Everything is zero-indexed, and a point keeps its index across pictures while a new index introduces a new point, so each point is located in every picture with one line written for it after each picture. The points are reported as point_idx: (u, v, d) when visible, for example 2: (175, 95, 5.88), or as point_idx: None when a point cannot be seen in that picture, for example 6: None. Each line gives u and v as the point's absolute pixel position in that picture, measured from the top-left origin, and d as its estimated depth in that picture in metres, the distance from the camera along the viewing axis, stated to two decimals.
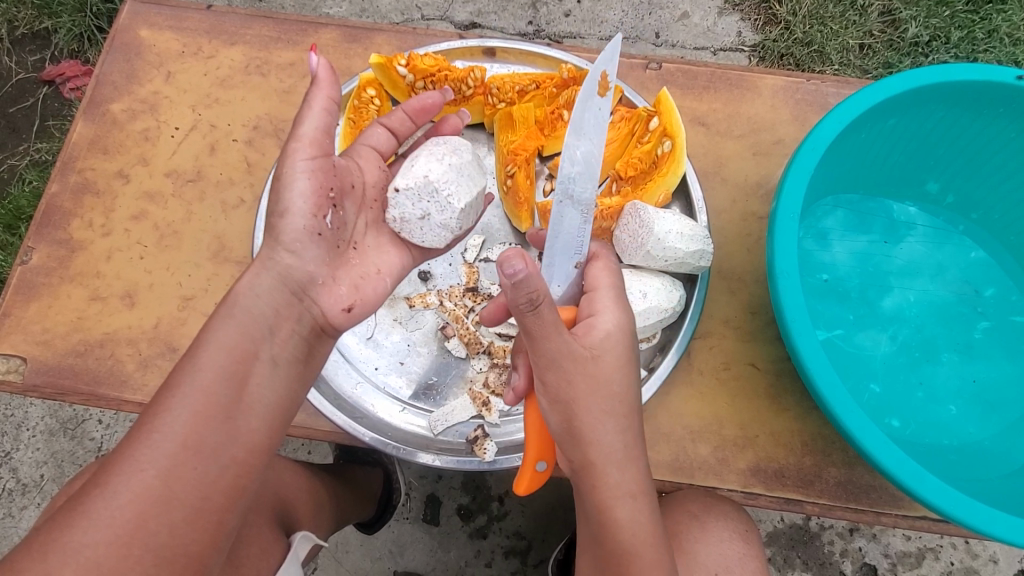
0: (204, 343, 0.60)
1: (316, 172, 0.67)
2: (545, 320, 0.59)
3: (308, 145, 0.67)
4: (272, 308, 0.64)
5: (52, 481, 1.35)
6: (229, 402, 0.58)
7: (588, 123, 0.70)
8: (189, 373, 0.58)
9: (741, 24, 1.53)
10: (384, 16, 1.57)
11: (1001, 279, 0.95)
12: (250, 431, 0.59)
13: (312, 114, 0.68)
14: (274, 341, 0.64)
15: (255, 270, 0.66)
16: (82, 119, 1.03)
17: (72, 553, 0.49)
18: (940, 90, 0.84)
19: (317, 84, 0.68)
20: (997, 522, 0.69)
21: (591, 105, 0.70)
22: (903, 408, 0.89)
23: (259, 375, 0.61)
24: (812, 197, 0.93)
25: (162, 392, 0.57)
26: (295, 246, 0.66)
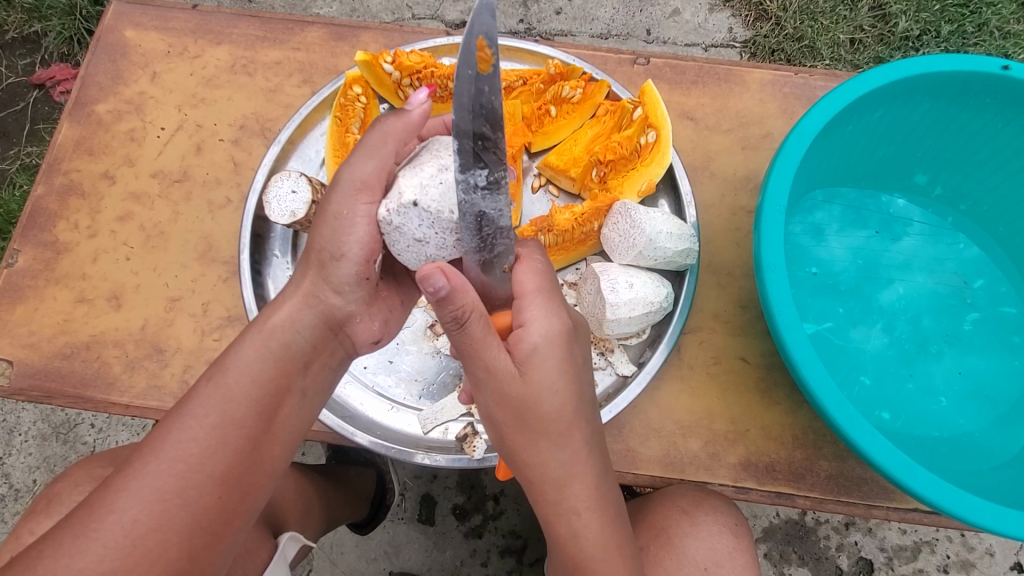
0: (229, 360, 0.60)
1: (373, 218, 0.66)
2: (473, 335, 0.58)
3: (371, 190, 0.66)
4: (307, 342, 0.64)
5: (43, 485, 1.35)
6: (253, 429, 0.58)
7: (468, 97, 0.58)
8: (218, 392, 0.58)
9: (733, 20, 1.53)
10: (375, 15, 1.56)
11: (991, 272, 0.95)
12: (265, 456, 0.60)
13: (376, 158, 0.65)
14: (306, 375, 0.64)
15: (296, 300, 0.64)
16: (68, 120, 1.03)
17: (52, 562, 0.49)
18: (928, 81, 0.84)
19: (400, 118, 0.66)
20: (989, 514, 0.69)
21: (463, 86, 0.58)
22: (894, 401, 0.89)
23: (288, 407, 0.62)
24: (799, 190, 0.93)
25: (182, 406, 0.57)
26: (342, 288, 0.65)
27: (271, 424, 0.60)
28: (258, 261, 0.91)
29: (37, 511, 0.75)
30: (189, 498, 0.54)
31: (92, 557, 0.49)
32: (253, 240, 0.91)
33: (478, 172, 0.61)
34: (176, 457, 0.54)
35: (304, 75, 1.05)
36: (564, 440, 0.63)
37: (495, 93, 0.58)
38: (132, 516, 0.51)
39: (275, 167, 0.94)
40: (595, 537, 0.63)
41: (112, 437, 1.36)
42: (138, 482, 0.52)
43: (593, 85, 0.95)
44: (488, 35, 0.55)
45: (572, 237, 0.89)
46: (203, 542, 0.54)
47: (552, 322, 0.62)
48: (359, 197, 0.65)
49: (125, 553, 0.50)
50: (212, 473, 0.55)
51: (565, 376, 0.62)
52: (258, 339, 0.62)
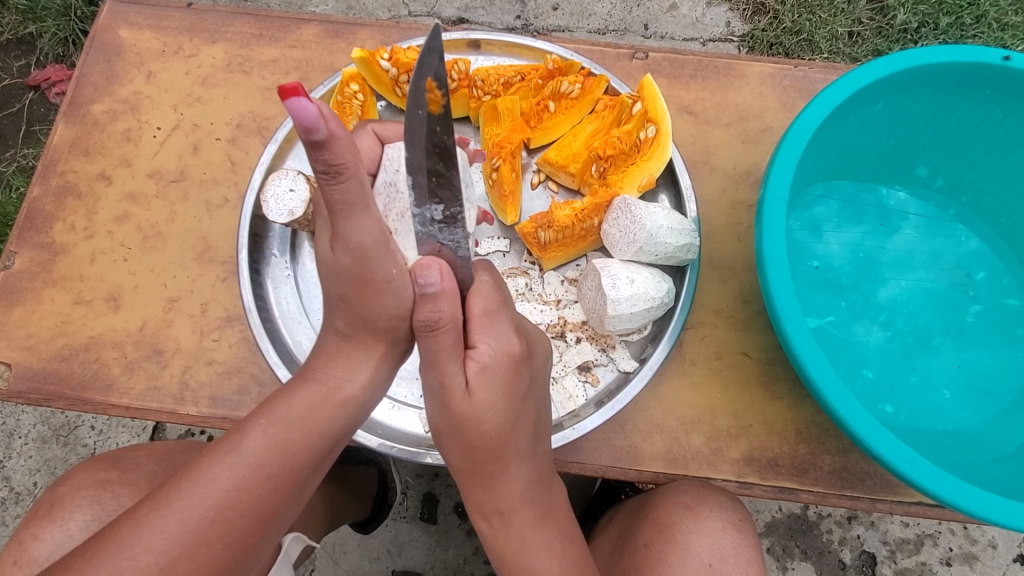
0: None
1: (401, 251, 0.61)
2: (441, 344, 0.59)
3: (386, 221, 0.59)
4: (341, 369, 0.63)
5: (44, 488, 1.34)
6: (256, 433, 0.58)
7: (421, 136, 0.55)
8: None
9: (730, 14, 1.53)
10: (371, 13, 1.55)
11: (993, 263, 0.95)
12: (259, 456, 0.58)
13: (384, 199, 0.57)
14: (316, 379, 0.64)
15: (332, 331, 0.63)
16: (63, 120, 1.02)
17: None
18: (929, 72, 0.83)
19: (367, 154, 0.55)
20: (991, 506, 0.68)
21: (412, 124, 0.54)
22: (896, 394, 0.88)
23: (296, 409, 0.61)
24: (800, 184, 0.93)
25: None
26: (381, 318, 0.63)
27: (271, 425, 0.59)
28: (257, 261, 0.91)
29: (38, 515, 0.74)
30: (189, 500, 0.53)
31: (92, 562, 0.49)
32: (252, 239, 0.90)
33: (433, 206, 0.59)
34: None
35: (301, 73, 1.04)
36: (504, 455, 0.64)
37: (448, 133, 0.55)
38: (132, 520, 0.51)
39: (272, 165, 0.93)
40: (526, 541, 0.67)
41: (112, 439, 1.36)
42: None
43: (591, 80, 0.95)
44: (438, 75, 0.52)
45: (571, 233, 0.89)
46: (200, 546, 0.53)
47: (502, 343, 0.64)
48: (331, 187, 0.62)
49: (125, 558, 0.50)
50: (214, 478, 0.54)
51: (507, 399, 0.63)
52: None
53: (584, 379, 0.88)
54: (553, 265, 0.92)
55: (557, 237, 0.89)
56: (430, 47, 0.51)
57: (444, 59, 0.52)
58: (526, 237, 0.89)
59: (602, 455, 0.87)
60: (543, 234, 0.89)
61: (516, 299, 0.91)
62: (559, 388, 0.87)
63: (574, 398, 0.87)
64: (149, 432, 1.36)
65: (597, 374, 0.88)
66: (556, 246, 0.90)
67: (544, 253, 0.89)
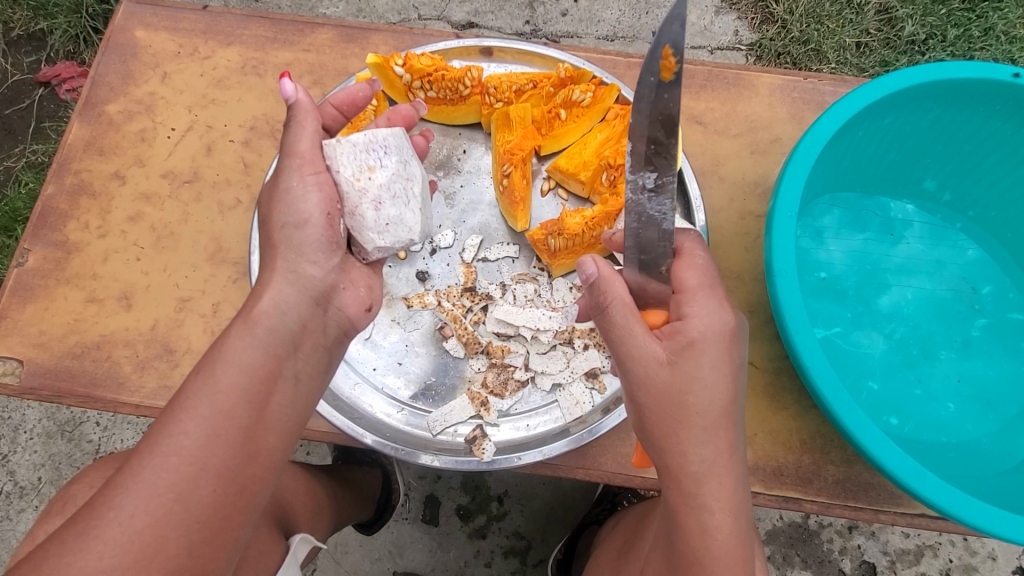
0: (223, 355, 0.58)
1: (323, 187, 0.69)
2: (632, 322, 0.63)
3: (310, 161, 0.69)
4: (296, 321, 0.63)
5: (50, 483, 1.35)
6: (248, 422, 0.57)
7: (649, 102, 0.66)
8: (210, 386, 0.56)
9: (739, 23, 1.53)
10: (381, 16, 1.56)
11: (998, 277, 0.95)
12: (265, 452, 0.58)
13: (307, 134, 0.69)
14: (297, 358, 0.63)
15: (273, 290, 0.63)
16: (78, 119, 1.03)
17: (59, 561, 0.48)
18: (939, 87, 0.84)
19: (301, 110, 0.69)
20: (995, 519, 0.69)
21: (643, 89, 0.65)
22: (901, 406, 0.89)
23: (279, 396, 0.60)
24: (809, 195, 0.93)
25: (178, 407, 0.55)
26: (313, 254, 0.66)
27: (264, 416, 0.58)
28: None
29: (53, 511, 0.75)
30: (194, 499, 0.53)
31: (98, 556, 0.49)
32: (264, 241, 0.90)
33: (647, 175, 0.68)
34: (180, 457, 0.53)
35: (315, 77, 1.05)
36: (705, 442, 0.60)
37: (673, 96, 0.65)
38: (135, 514, 0.51)
39: None
40: None
41: (119, 436, 1.37)
42: (144, 482, 0.52)
43: (603, 88, 0.95)
44: (674, 45, 0.63)
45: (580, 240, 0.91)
46: (205, 542, 0.53)
47: (712, 319, 0.62)
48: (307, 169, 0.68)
49: (128, 553, 0.50)
50: (213, 471, 0.54)
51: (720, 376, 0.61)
52: (244, 329, 0.60)
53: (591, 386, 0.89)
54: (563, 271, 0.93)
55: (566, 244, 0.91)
56: (672, 18, 0.62)
57: (678, 30, 0.62)
58: (536, 243, 0.91)
59: (607, 461, 0.88)
60: (552, 241, 0.90)
61: (525, 305, 0.93)
62: (567, 393, 0.89)
63: (581, 404, 0.88)
64: None
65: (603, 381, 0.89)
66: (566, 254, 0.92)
67: (554, 259, 0.92)
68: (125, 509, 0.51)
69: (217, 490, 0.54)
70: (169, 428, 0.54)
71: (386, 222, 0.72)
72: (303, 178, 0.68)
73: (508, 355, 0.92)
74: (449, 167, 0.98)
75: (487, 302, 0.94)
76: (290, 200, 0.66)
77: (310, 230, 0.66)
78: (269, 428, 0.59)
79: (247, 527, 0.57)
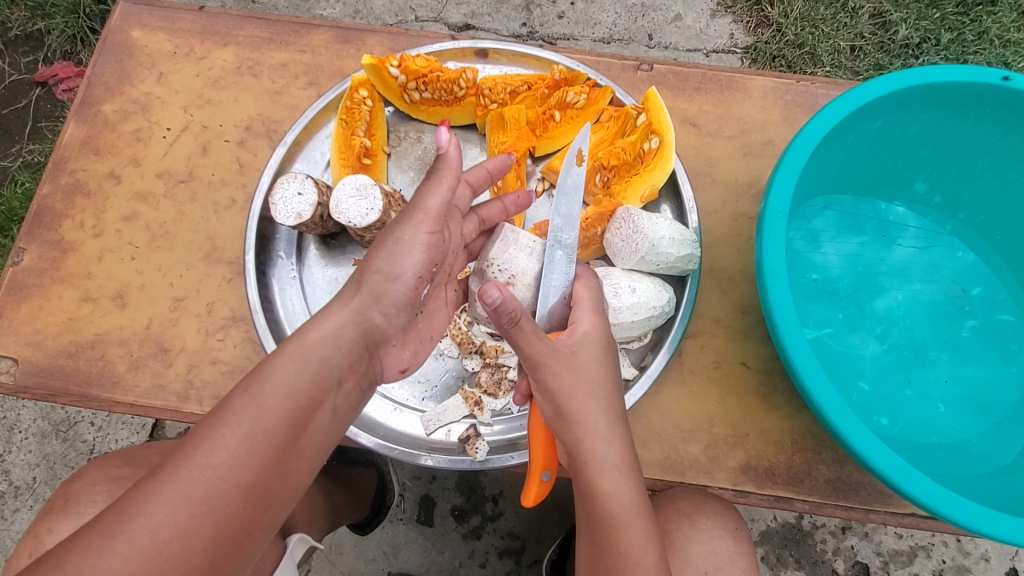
0: (272, 373, 0.58)
1: (429, 247, 0.71)
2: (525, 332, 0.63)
3: (432, 220, 0.70)
4: (344, 358, 0.64)
5: (43, 483, 1.35)
6: (286, 445, 0.57)
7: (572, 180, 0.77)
8: (256, 404, 0.56)
9: (734, 26, 1.54)
10: (378, 17, 1.57)
11: (989, 279, 0.96)
12: (295, 475, 0.58)
13: (440, 189, 0.70)
14: (338, 392, 0.63)
15: (342, 320, 0.65)
16: (74, 119, 1.03)
17: (82, 563, 0.47)
18: (929, 91, 0.85)
19: (445, 162, 0.70)
20: (983, 518, 0.69)
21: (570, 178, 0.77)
22: (892, 406, 0.90)
23: (318, 422, 0.61)
24: (801, 197, 0.94)
25: (221, 419, 0.55)
26: (388, 309, 0.69)
27: (301, 439, 0.58)
28: (264, 262, 0.92)
29: (48, 509, 0.75)
30: None
31: (125, 562, 0.48)
32: (258, 240, 0.91)
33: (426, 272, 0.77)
34: (217, 471, 0.52)
35: (310, 78, 1.05)
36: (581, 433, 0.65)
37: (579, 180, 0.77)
38: (140, 510, 0.50)
39: (280, 168, 0.94)
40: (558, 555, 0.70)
41: (112, 435, 1.37)
42: (181, 493, 0.51)
43: (597, 90, 0.96)
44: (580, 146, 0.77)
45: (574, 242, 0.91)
46: (225, 554, 0.52)
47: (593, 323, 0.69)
48: (422, 227, 0.70)
49: (155, 560, 0.49)
50: (246, 488, 0.53)
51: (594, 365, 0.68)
52: (298, 353, 0.61)
53: None
54: None
55: None
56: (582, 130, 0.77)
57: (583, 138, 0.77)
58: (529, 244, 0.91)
59: None
60: None
61: None
62: None
63: None
64: (148, 430, 1.37)
65: None
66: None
67: None
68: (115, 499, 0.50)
69: (246, 507, 0.54)
70: (209, 438, 0.53)
71: (510, 287, 0.76)
72: (418, 237, 0.70)
73: (502, 355, 0.90)
74: None
75: None
76: (393, 252, 0.69)
77: (399, 286, 0.69)
78: (302, 451, 0.59)
79: None
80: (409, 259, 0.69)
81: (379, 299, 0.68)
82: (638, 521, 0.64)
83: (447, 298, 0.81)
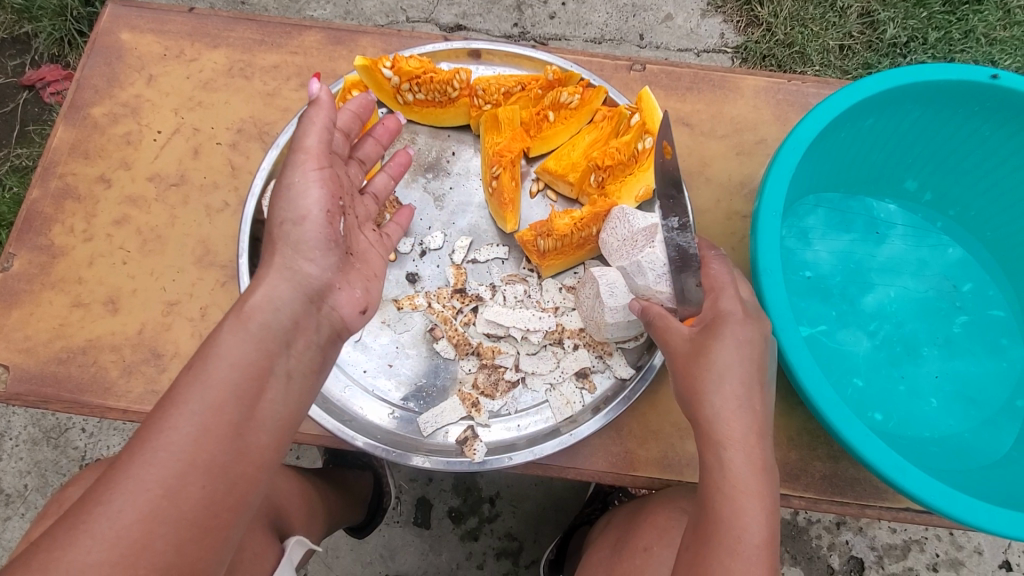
0: (215, 349, 0.58)
1: (325, 182, 0.70)
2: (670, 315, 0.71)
3: (315, 157, 0.70)
4: (288, 317, 0.64)
5: (34, 492, 1.33)
6: (238, 417, 0.56)
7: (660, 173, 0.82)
8: (200, 380, 0.56)
9: (725, 26, 1.55)
10: (369, 18, 1.56)
11: (979, 275, 0.97)
12: (257, 450, 0.57)
13: (315, 130, 0.71)
14: (290, 355, 0.63)
15: (269, 285, 0.65)
16: (62, 123, 1.02)
17: (47, 558, 0.47)
18: (919, 89, 0.86)
19: (316, 106, 0.71)
20: (977, 511, 0.70)
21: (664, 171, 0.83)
22: (886, 402, 0.90)
23: (272, 392, 0.60)
24: (793, 195, 0.95)
25: (169, 401, 0.55)
26: (311, 253, 0.68)
27: (256, 412, 0.58)
28: (257, 266, 0.91)
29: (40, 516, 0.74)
30: (186, 496, 0.52)
31: (86, 551, 0.47)
32: (252, 243, 0.90)
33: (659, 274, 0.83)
34: (170, 453, 0.52)
35: (302, 79, 1.05)
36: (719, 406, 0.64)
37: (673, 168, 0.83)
38: (138, 515, 0.49)
39: (273, 171, 0.93)
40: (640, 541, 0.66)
41: (104, 443, 1.35)
42: (135, 477, 0.50)
43: (591, 90, 0.96)
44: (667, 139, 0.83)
45: (569, 242, 0.91)
46: (206, 547, 0.52)
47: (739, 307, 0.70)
48: (308, 165, 0.70)
49: (116, 548, 0.48)
50: (203, 466, 0.53)
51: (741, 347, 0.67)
52: (236, 325, 0.61)
53: (581, 385, 0.90)
54: (552, 272, 0.94)
55: (556, 245, 0.91)
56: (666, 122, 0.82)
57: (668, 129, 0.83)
58: (526, 245, 0.91)
59: (598, 460, 0.89)
60: (542, 242, 0.91)
61: (515, 305, 0.93)
62: (557, 394, 0.90)
63: (571, 404, 0.89)
64: None
65: (593, 381, 0.91)
66: (555, 254, 0.92)
67: (543, 260, 0.92)
68: (112, 504, 0.49)
69: (206, 485, 0.53)
70: (159, 423, 0.53)
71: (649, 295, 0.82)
72: (306, 173, 0.69)
73: (498, 355, 0.92)
74: (437, 169, 0.99)
75: (478, 303, 0.94)
76: (291, 196, 0.68)
77: (309, 227, 0.68)
78: (261, 425, 0.58)
79: (241, 527, 0.56)
80: (311, 194, 0.69)
81: (296, 249, 0.67)
82: (756, 498, 0.61)
83: (370, 239, 0.79)
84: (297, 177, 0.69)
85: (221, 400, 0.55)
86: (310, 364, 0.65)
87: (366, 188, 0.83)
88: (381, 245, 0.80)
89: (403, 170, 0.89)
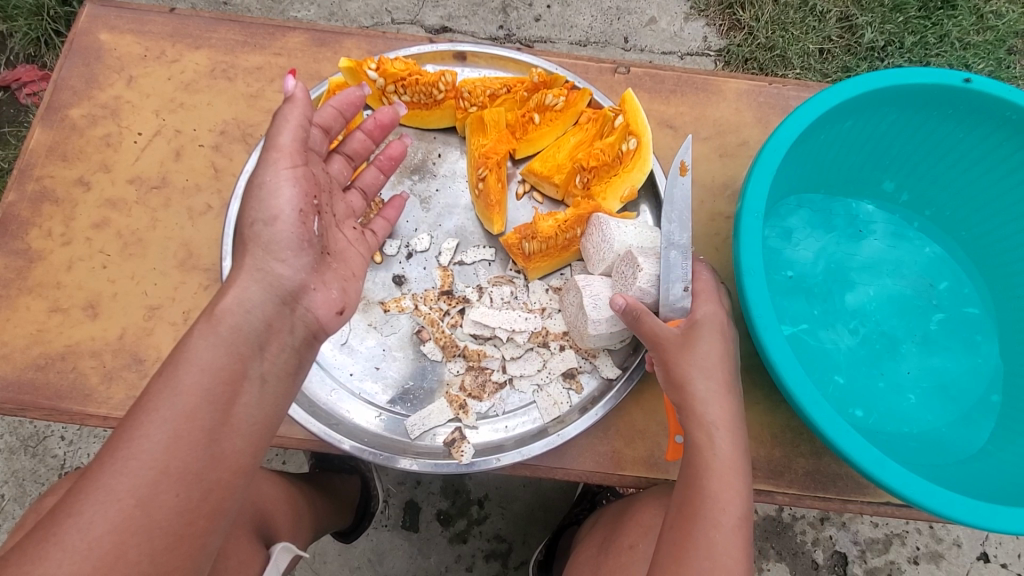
0: (185, 356, 0.57)
1: (297, 181, 0.70)
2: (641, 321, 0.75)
3: (289, 155, 0.70)
4: (260, 322, 0.63)
5: (13, 501, 1.30)
6: (211, 424, 0.55)
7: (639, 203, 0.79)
8: (170, 387, 0.55)
9: (707, 29, 1.57)
10: (354, 20, 1.55)
11: (955, 274, 0.99)
12: (233, 455, 0.56)
13: (289, 127, 0.71)
14: (264, 359, 0.62)
15: (242, 288, 0.64)
16: (40, 124, 1.00)
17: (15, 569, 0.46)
18: (896, 92, 0.88)
19: (292, 103, 0.71)
20: (954, 504, 0.72)
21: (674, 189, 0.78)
22: (866, 398, 0.92)
23: (247, 396, 0.59)
24: (776, 196, 0.96)
25: (138, 410, 0.54)
26: (283, 254, 0.67)
27: (230, 417, 0.57)
28: None
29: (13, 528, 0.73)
30: (158, 504, 0.51)
31: (54, 563, 0.46)
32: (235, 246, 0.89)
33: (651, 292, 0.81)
34: (141, 461, 0.51)
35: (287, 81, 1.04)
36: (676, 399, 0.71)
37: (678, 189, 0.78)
38: (106, 525, 0.49)
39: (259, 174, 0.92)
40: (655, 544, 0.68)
41: (85, 450, 1.33)
42: (105, 487, 0.50)
43: (575, 93, 0.97)
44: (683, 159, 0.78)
45: (555, 243, 0.92)
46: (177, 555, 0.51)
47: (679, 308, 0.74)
48: (280, 163, 0.69)
49: (88, 560, 0.47)
50: (176, 474, 0.52)
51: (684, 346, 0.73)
52: (209, 330, 0.60)
53: (569, 386, 0.91)
54: (537, 276, 0.94)
55: (542, 246, 0.91)
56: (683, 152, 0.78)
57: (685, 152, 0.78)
58: (511, 247, 0.92)
59: (586, 460, 0.89)
60: (527, 244, 0.91)
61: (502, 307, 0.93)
62: (545, 394, 0.90)
63: (559, 404, 0.89)
64: None
65: (580, 381, 0.91)
66: (541, 256, 0.93)
67: (529, 263, 0.92)
68: (81, 514, 0.49)
69: (180, 494, 0.52)
70: (130, 431, 0.53)
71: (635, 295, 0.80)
72: (278, 172, 0.69)
73: (484, 358, 0.92)
74: (423, 171, 0.99)
75: (464, 305, 0.94)
76: (262, 196, 0.68)
77: (281, 227, 0.67)
78: (235, 431, 0.57)
79: (220, 535, 0.55)
80: (284, 194, 0.68)
81: (271, 252, 0.66)
82: None
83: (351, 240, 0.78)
84: (268, 176, 0.68)
85: (190, 406, 0.55)
86: (287, 366, 0.64)
87: (352, 184, 0.85)
88: (360, 241, 0.80)
89: (395, 163, 0.88)
